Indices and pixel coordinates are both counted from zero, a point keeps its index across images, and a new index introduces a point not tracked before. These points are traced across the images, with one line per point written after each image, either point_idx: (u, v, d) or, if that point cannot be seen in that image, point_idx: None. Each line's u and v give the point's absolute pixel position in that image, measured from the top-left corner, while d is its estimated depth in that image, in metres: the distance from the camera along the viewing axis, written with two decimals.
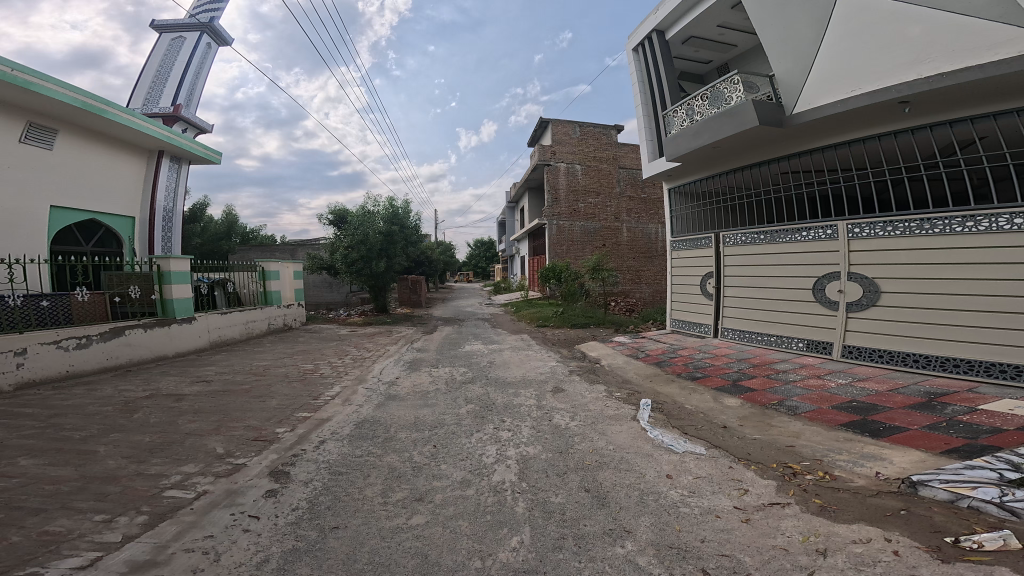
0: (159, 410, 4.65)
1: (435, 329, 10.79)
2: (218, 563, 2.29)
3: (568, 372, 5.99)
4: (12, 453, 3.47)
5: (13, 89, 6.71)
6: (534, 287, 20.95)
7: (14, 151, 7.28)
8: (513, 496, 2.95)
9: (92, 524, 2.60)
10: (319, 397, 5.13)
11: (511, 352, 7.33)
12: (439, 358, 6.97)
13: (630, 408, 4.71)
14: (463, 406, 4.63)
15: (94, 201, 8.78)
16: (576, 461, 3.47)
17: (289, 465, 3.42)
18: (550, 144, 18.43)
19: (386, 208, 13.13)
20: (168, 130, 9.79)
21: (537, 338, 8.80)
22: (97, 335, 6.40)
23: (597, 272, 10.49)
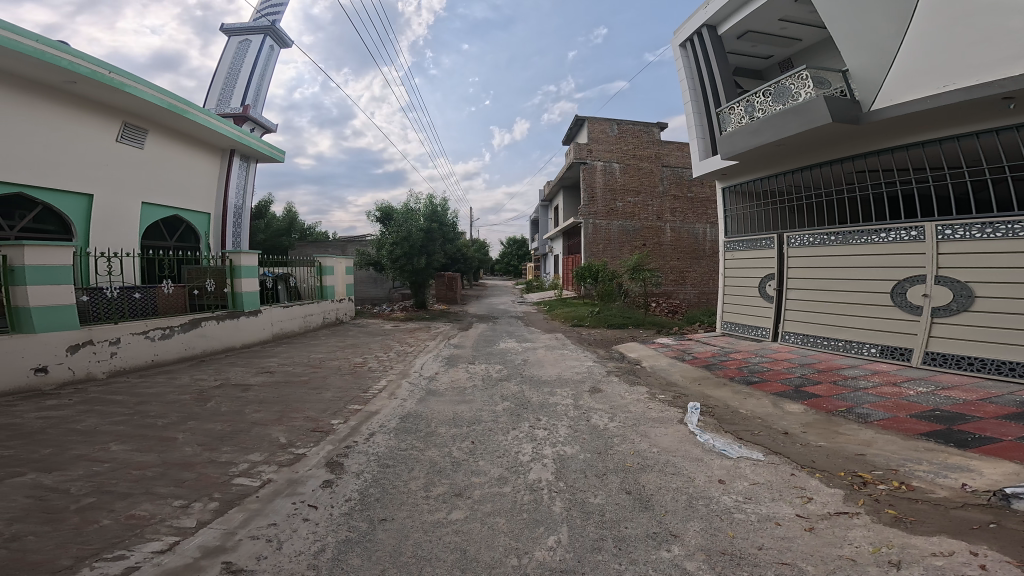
0: (229, 399, 4.98)
1: (471, 327, 10.88)
2: (280, 551, 2.40)
3: (606, 372, 5.82)
4: (105, 439, 3.81)
5: (109, 90, 7.44)
6: (568, 286, 20.79)
7: (111, 152, 8.14)
8: (552, 495, 2.88)
9: (172, 509, 2.80)
10: (368, 390, 5.31)
11: (546, 351, 7.23)
12: (476, 355, 7.02)
13: (677, 412, 4.51)
14: (500, 403, 4.60)
15: (177, 198, 9.59)
16: (618, 463, 3.35)
17: (343, 456, 3.55)
18: (586, 142, 18.10)
19: (427, 206, 13.41)
20: (240, 131, 10.55)
21: (573, 338, 8.62)
22: (178, 326, 6.95)
23: (637, 273, 10.15)
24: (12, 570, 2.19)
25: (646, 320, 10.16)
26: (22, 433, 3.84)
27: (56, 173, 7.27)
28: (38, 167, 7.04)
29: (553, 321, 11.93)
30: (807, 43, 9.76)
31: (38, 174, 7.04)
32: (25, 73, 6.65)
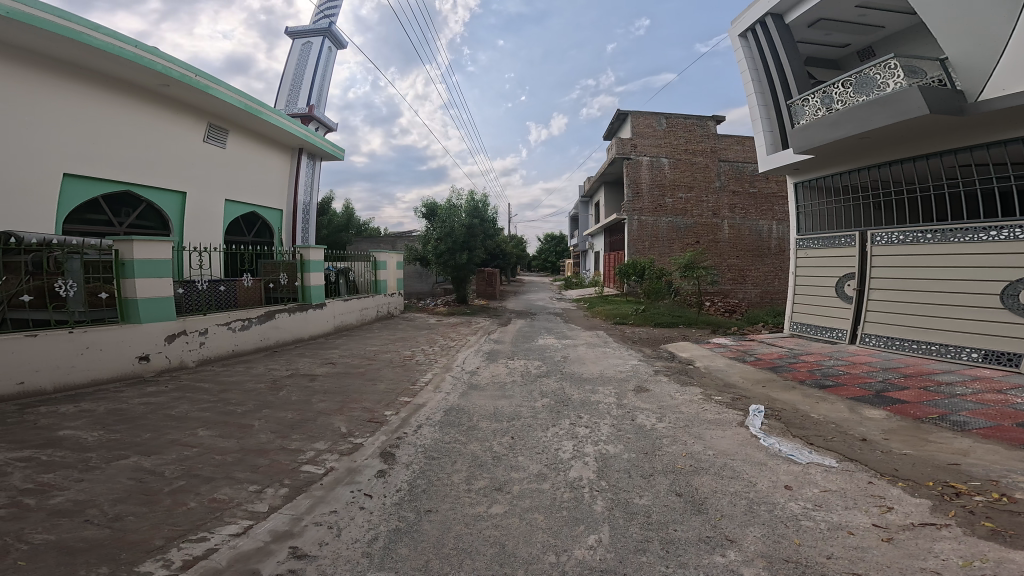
0: (298, 389, 5.25)
1: (511, 323, 10.80)
2: (339, 538, 2.48)
3: (653, 372, 5.43)
4: (194, 425, 4.14)
5: (196, 92, 8.01)
6: (610, 283, 20.21)
7: (201, 152, 8.80)
8: (593, 493, 2.76)
9: (247, 493, 2.99)
10: (416, 383, 5.39)
11: (586, 349, 6.97)
12: (515, 351, 6.94)
13: (736, 414, 4.16)
14: (541, 399, 4.47)
15: (254, 196, 10.19)
16: (667, 465, 3.15)
17: (393, 446, 3.58)
18: (630, 136, 17.30)
19: (468, 201, 13.57)
20: (306, 130, 11.05)
21: (616, 336, 8.25)
22: (255, 318, 7.34)
23: (690, 271, 9.59)
24: (113, 549, 2.39)
25: (698, 320, 9.54)
26: (126, 417, 4.23)
27: (154, 172, 7.96)
28: (139, 167, 7.74)
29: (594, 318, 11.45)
30: (892, 30, 8.96)
31: (139, 172, 7.74)
32: (126, 79, 7.32)
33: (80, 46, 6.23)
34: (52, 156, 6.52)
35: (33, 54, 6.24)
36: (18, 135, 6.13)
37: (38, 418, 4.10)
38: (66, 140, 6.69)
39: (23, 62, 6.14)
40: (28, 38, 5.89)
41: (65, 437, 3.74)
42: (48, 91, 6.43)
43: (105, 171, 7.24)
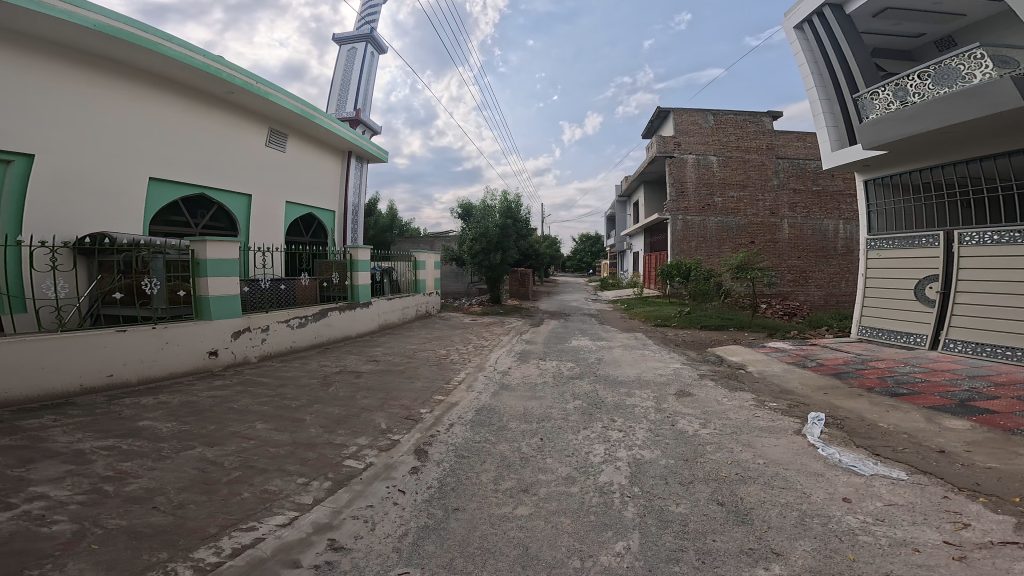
0: (346, 384, 5.19)
1: (543, 324, 10.60)
2: (373, 533, 2.48)
3: (698, 376, 5.10)
4: (252, 418, 4.16)
5: (257, 99, 7.79)
6: (650, 284, 19.45)
7: (263, 156, 8.59)
8: (624, 499, 2.63)
9: (295, 485, 3.02)
10: (450, 381, 5.22)
11: (622, 350, 6.66)
12: (547, 352, 6.70)
13: (792, 422, 3.76)
14: (572, 401, 4.23)
15: (311, 198, 9.94)
16: (709, 473, 2.92)
17: (426, 442, 3.50)
18: (673, 134, 16.62)
19: (502, 202, 13.42)
20: (355, 133, 10.62)
21: (656, 338, 7.83)
22: (311, 315, 7.24)
23: (743, 273, 9.05)
24: (173, 536, 2.47)
25: (750, 324, 8.96)
26: (196, 410, 4.31)
27: (224, 175, 7.81)
28: (210, 171, 7.58)
29: (632, 320, 10.94)
30: (975, 18, 8.11)
31: (211, 176, 7.60)
32: (192, 86, 7.13)
33: (152, 54, 6.09)
34: (130, 164, 6.41)
35: (109, 62, 6.11)
36: (97, 144, 6.00)
37: (122, 408, 4.24)
38: (144, 148, 6.60)
39: (99, 70, 6.02)
40: (105, 46, 5.76)
41: (144, 427, 3.86)
42: (123, 99, 6.29)
43: (179, 174, 7.09)
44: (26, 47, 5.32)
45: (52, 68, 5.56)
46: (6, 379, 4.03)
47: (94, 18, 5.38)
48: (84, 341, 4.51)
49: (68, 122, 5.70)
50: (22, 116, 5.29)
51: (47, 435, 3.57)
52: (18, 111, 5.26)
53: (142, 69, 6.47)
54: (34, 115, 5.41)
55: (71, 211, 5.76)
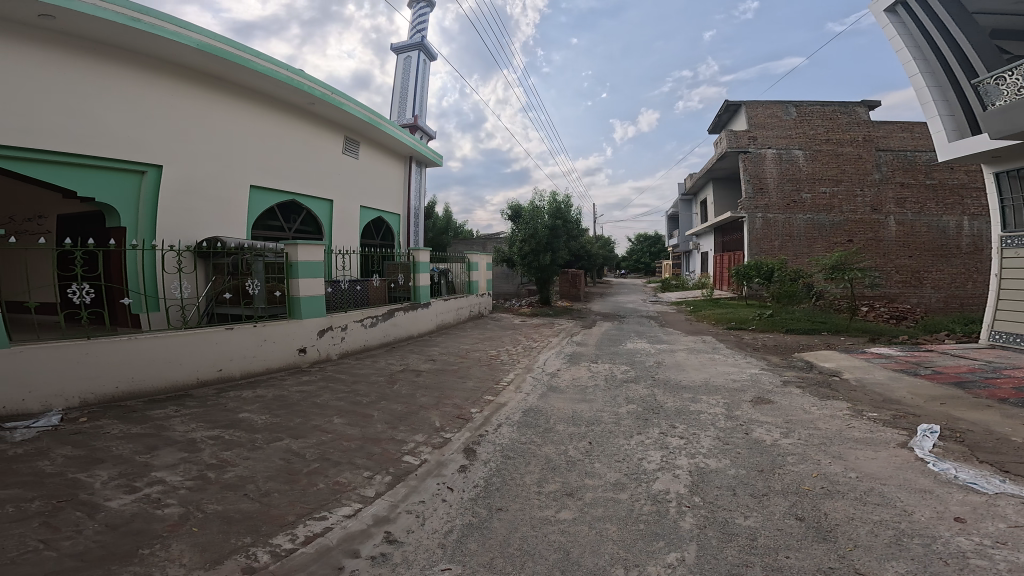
0: (408, 382, 5.06)
1: (595, 325, 10.06)
2: (423, 528, 2.44)
3: (781, 383, 4.54)
4: (329, 412, 4.09)
5: (332, 110, 7.72)
6: (722, 286, 17.99)
7: (341, 165, 8.60)
8: (680, 509, 2.38)
9: (361, 478, 2.97)
10: (500, 382, 5.03)
11: (686, 354, 6.11)
12: (600, 353, 6.28)
13: (896, 434, 3.20)
14: (626, 405, 3.93)
15: (379, 203, 9.89)
16: (787, 484, 2.53)
17: (475, 442, 3.42)
18: (747, 128, 15.37)
19: (550, 203, 13.00)
20: (417, 139, 10.47)
21: (729, 342, 7.11)
22: (381, 315, 7.09)
23: (839, 273, 8.12)
24: (258, 521, 2.53)
25: (849, 329, 7.92)
26: (287, 403, 4.30)
27: (307, 184, 7.83)
28: (298, 177, 7.66)
29: (700, 322, 10.05)
30: None
31: (299, 184, 7.68)
32: (279, 100, 7.14)
33: (247, 71, 6.15)
34: (231, 174, 6.53)
35: (212, 78, 6.18)
36: (203, 156, 6.13)
37: (228, 401, 4.31)
38: (241, 161, 6.67)
39: (202, 85, 6.07)
40: (206, 63, 5.83)
41: (244, 418, 3.90)
42: (226, 113, 6.38)
43: (274, 182, 7.23)
44: (138, 65, 5.43)
45: (160, 85, 5.64)
46: (140, 372, 4.25)
47: (197, 38, 5.46)
48: (198, 339, 4.62)
49: (178, 136, 5.83)
50: (137, 133, 5.43)
51: (168, 424, 3.73)
52: (135, 128, 5.41)
53: (240, 85, 6.52)
54: (148, 132, 5.54)
55: (185, 218, 5.96)
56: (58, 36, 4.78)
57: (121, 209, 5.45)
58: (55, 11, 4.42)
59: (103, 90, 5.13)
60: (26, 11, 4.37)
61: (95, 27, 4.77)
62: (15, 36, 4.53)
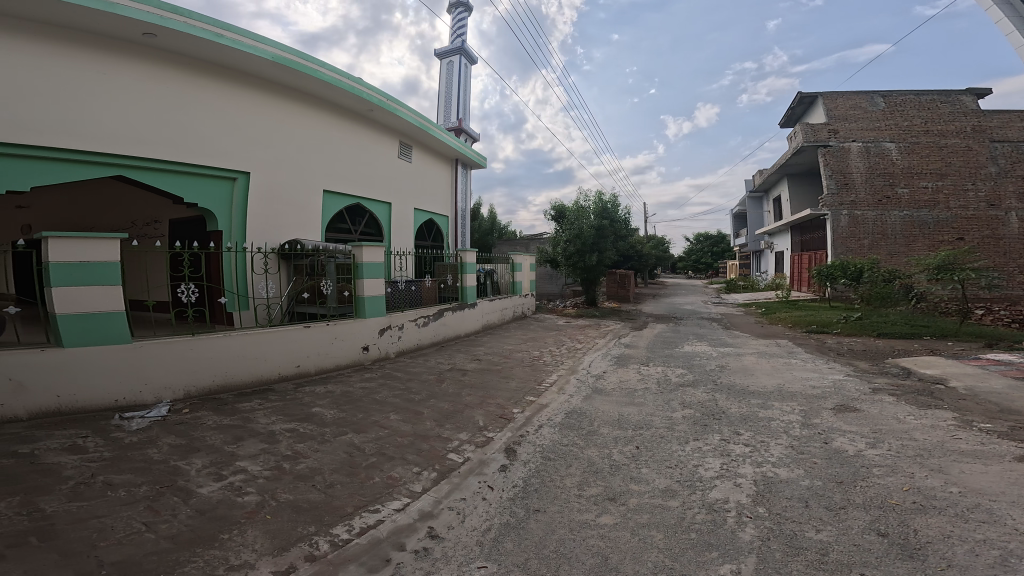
0: (454, 381, 5.11)
1: (647, 327, 9.56)
2: (463, 525, 2.41)
3: (870, 391, 3.99)
4: (385, 409, 4.20)
5: (386, 115, 8.05)
6: (801, 287, 16.40)
7: (396, 168, 8.97)
8: (740, 519, 2.13)
9: (410, 473, 3.01)
10: (542, 383, 4.91)
11: (753, 357, 5.61)
12: (651, 356, 5.92)
13: (1011, 446, 2.70)
14: (682, 410, 3.65)
15: (428, 204, 10.19)
16: (871, 498, 2.19)
17: (517, 441, 3.35)
18: (826, 121, 14.11)
19: (596, 202, 12.55)
20: (462, 143, 10.71)
21: (807, 347, 6.42)
22: (431, 315, 7.20)
23: (947, 273, 7.12)
24: (321, 511, 2.64)
25: (957, 333, 6.86)
26: (351, 399, 4.48)
27: (366, 186, 8.22)
28: (359, 180, 8.07)
29: (773, 326, 9.16)
30: None
31: (358, 187, 8.08)
32: (341, 107, 7.56)
33: (313, 82, 6.57)
34: (301, 179, 6.99)
35: (283, 87, 6.64)
36: (275, 161, 6.60)
37: (303, 395, 4.55)
38: (308, 166, 7.10)
39: (274, 94, 6.53)
40: (277, 74, 6.29)
41: (315, 413, 4.11)
42: (295, 120, 6.82)
43: (340, 186, 7.69)
44: (221, 78, 5.91)
45: (239, 96, 6.12)
46: (231, 367, 4.56)
47: (271, 51, 5.90)
48: (278, 337, 4.90)
49: (253, 142, 6.31)
50: (220, 138, 5.92)
51: (253, 416, 4.00)
52: (220, 136, 5.93)
53: (308, 93, 6.96)
54: (230, 140, 6.04)
55: (268, 221, 6.53)
56: (155, 53, 5.33)
57: (218, 213, 6.04)
58: (156, 29, 4.95)
59: (193, 103, 5.66)
60: (132, 30, 4.91)
61: (187, 44, 5.28)
62: (122, 53, 5.10)
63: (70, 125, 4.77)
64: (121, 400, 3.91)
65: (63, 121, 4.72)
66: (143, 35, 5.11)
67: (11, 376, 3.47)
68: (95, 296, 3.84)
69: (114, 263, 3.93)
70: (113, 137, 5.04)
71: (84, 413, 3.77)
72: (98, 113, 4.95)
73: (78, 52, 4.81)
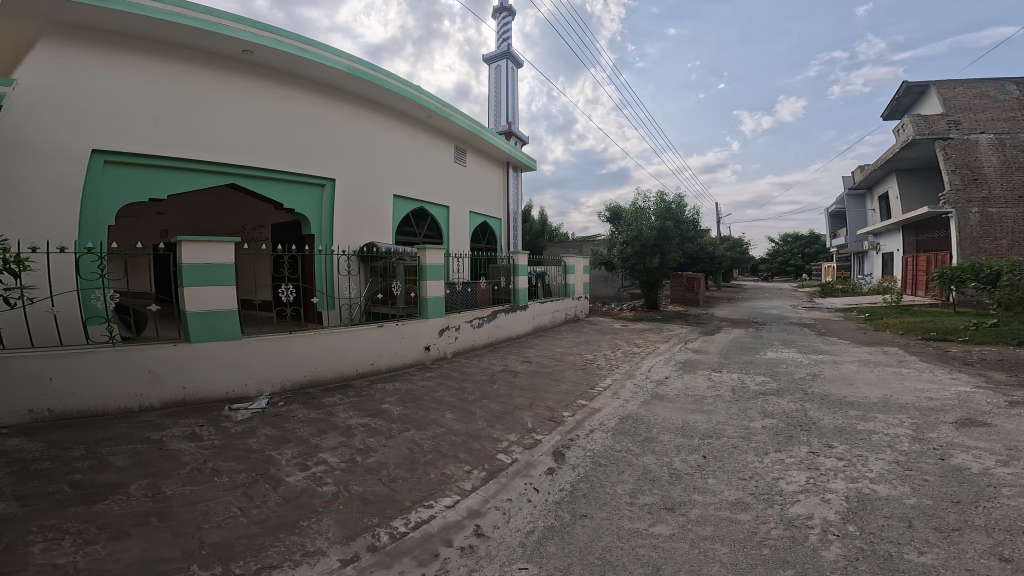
0: (506, 382, 5.08)
1: (719, 331, 8.80)
2: (507, 525, 2.34)
3: (1003, 403, 3.30)
4: (442, 408, 4.26)
5: (443, 120, 8.26)
6: (917, 291, 14.24)
7: (453, 173, 9.22)
8: (824, 537, 1.83)
9: (461, 471, 3.01)
10: (595, 387, 4.68)
11: (852, 365, 4.89)
12: (725, 362, 5.36)
13: None
14: (761, 419, 3.26)
15: (481, 206, 10.41)
16: (996, 520, 1.81)
17: (565, 445, 3.21)
18: (944, 111, 12.29)
19: (658, 202, 11.79)
20: (512, 146, 10.82)
21: (922, 355, 5.48)
22: (484, 317, 7.23)
23: None
24: (384, 504, 2.72)
25: None
26: (413, 397, 4.63)
27: (428, 191, 8.51)
28: (423, 186, 8.38)
29: (878, 332, 7.95)
30: None
31: (422, 192, 8.38)
32: (406, 114, 7.81)
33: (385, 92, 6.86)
34: (374, 185, 7.34)
35: (357, 97, 6.95)
36: (351, 168, 6.93)
37: (374, 393, 4.79)
38: (378, 171, 7.41)
39: (349, 104, 6.84)
40: (353, 86, 6.60)
41: (384, 409, 4.30)
42: (367, 127, 7.14)
43: (408, 191, 8.04)
44: (305, 90, 6.26)
45: (318, 105, 6.43)
46: (316, 364, 4.96)
47: (347, 63, 6.19)
48: (350, 336, 5.23)
49: (332, 150, 6.65)
50: (305, 147, 6.31)
51: (334, 410, 4.31)
52: (306, 146, 6.31)
53: (379, 102, 7.26)
54: (313, 148, 6.40)
55: (351, 226, 6.99)
56: (250, 68, 5.73)
57: (310, 216, 6.57)
58: (253, 46, 5.34)
59: (282, 114, 6.05)
60: (233, 48, 5.33)
61: (278, 59, 5.66)
62: (223, 69, 5.51)
63: (187, 138, 5.26)
64: (231, 392, 4.43)
65: (181, 134, 5.22)
66: (240, 51, 5.52)
67: (150, 369, 4.06)
68: (215, 296, 4.38)
69: (229, 266, 4.48)
70: (219, 147, 5.50)
71: (203, 403, 4.32)
72: (207, 126, 5.40)
73: (190, 72, 5.26)
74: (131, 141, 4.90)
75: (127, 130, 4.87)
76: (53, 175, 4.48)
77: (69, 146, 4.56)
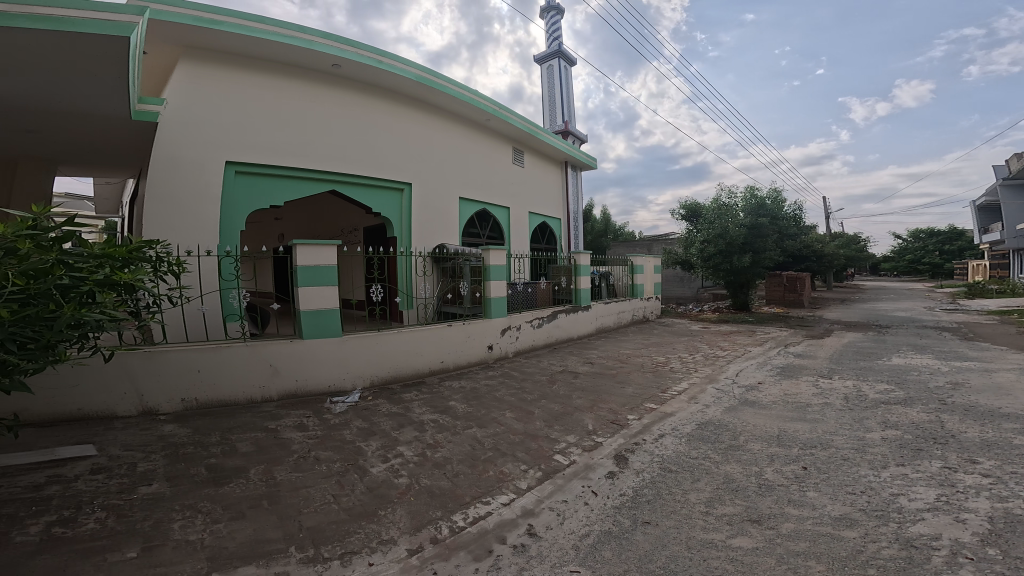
0: (568, 382, 4.91)
1: (829, 334, 7.62)
2: (562, 526, 2.20)
3: None
4: (502, 407, 4.21)
5: (502, 121, 8.61)
6: None
7: (512, 174, 9.56)
8: (954, 560, 1.51)
9: (518, 471, 2.92)
10: (665, 390, 4.30)
11: (1009, 375, 3.96)
12: (835, 368, 4.60)
13: None
14: (879, 431, 2.74)
15: (540, 206, 10.59)
16: None
17: (628, 449, 2.97)
18: None
19: (746, 198, 10.72)
20: (570, 146, 10.91)
21: None
22: (545, 317, 7.14)
23: None
24: (446, 498, 2.73)
25: None
26: (478, 395, 4.67)
27: (488, 191, 8.90)
28: (485, 187, 8.81)
29: None
30: None
31: (484, 193, 8.80)
32: (468, 117, 8.31)
33: (450, 98, 7.44)
34: (441, 186, 7.86)
35: (425, 103, 7.55)
36: (421, 169, 7.50)
37: (443, 391, 4.91)
38: (445, 172, 7.91)
39: (417, 109, 7.45)
40: (422, 93, 7.22)
41: (450, 407, 4.38)
42: (435, 131, 7.70)
43: (472, 193, 8.52)
44: (379, 97, 6.93)
45: (390, 110, 7.08)
46: (394, 360, 5.27)
47: (416, 72, 6.81)
48: (421, 334, 5.48)
49: (404, 152, 7.27)
50: (383, 150, 6.98)
51: (410, 406, 4.51)
52: (382, 148, 6.97)
53: (444, 108, 7.81)
54: (388, 150, 7.05)
55: (424, 228, 7.56)
56: (336, 79, 6.49)
57: (391, 217, 7.24)
58: (340, 60, 6.09)
59: (361, 120, 6.74)
60: (324, 62, 6.08)
61: (359, 70, 6.35)
62: (315, 81, 6.31)
63: (291, 146, 6.10)
64: (332, 386, 4.91)
65: (286, 142, 6.06)
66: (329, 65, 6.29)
67: (272, 363, 4.64)
68: (320, 295, 4.92)
69: (332, 266, 5.01)
70: (316, 152, 6.29)
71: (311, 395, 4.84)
72: (304, 132, 6.20)
73: (290, 86, 6.10)
74: (252, 151, 5.82)
75: (246, 140, 5.77)
76: (199, 183, 5.47)
77: (208, 157, 5.53)
